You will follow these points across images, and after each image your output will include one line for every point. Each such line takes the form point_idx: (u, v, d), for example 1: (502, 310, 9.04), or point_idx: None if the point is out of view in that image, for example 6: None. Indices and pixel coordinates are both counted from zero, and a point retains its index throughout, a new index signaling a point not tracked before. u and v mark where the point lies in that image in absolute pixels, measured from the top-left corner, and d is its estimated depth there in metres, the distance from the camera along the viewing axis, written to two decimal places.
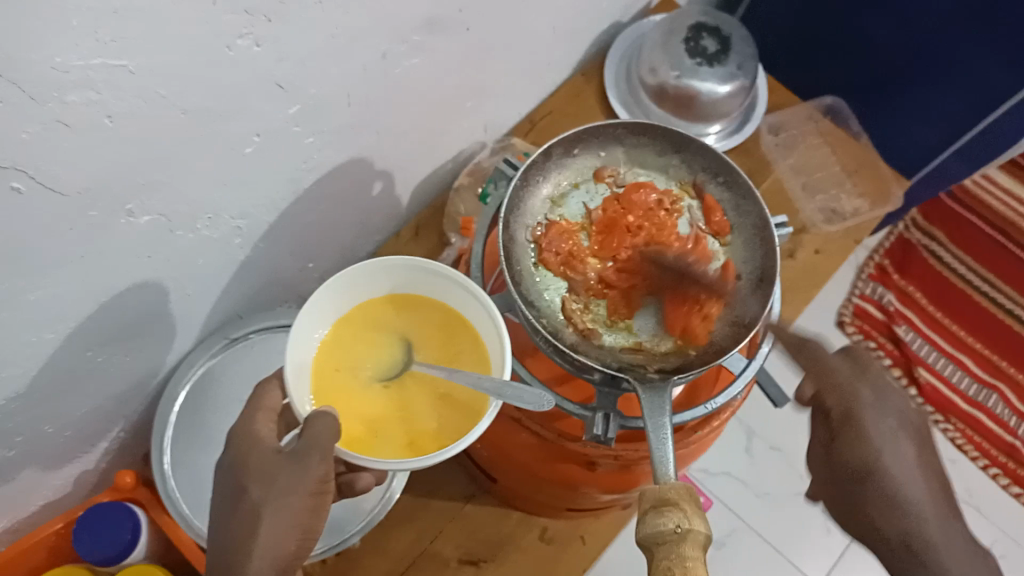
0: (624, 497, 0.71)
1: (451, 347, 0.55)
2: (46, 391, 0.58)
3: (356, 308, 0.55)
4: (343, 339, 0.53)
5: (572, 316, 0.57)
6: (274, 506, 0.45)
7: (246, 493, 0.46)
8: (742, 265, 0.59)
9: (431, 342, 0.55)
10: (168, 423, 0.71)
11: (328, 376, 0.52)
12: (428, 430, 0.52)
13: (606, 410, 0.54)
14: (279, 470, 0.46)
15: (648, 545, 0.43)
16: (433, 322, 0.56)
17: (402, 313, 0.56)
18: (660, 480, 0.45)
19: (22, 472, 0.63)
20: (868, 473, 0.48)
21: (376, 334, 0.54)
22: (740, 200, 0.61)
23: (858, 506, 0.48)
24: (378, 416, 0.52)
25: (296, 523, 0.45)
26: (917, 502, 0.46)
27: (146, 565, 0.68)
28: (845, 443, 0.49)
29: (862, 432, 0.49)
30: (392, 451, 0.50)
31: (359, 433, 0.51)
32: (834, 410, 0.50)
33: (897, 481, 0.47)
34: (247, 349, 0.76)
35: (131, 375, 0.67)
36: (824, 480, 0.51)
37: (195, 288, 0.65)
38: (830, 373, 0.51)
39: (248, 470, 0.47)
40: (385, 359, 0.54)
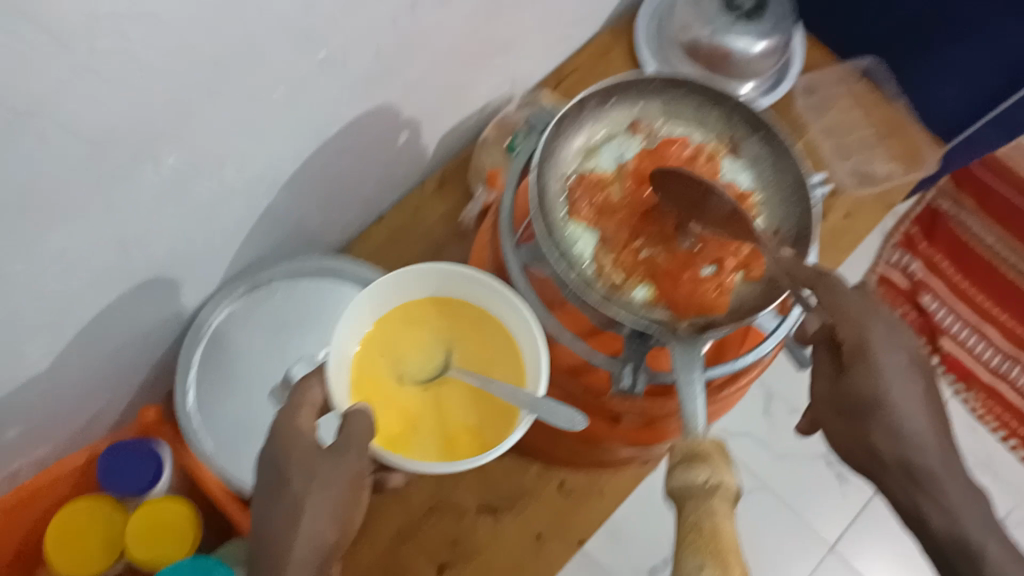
0: (646, 453, 0.72)
1: (489, 351, 0.57)
2: (72, 337, 0.58)
3: (396, 309, 0.57)
4: (386, 338, 0.56)
5: (604, 268, 0.55)
6: (314, 501, 0.45)
7: (287, 484, 0.46)
8: (778, 223, 0.56)
9: (469, 347, 0.57)
10: (193, 363, 0.70)
11: (371, 374, 0.54)
12: (463, 431, 0.55)
13: (635, 364, 0.54)
14: (317, 463, 0.46)
15: (678, 499, 0.43)
16: (473, 326, 0.57)
17: (442, 312, 0.58)
18: (690, 434, 0.46)
19: (45, 416, 0.63)
20: (877, 405, 0.47)
21: (413, 333, 0.56)
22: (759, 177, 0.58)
23: (861, 436, 0.48)
24: (414, 414, 0.55)
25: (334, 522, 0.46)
26: (921, 437, 0.47)
27: (167, 501, 0.66)
28: (857, 376, 0.48)
29: (873, 363, 0.47)
30: (429, 449, 0.53)
31: (398, 430, 0.54)
32: (846, 342, 0.48)
33: (902, 415, 0.47)
34: (268, 297, 0.74)
35: (155, 323, 0.67)
36: (833, 412, 0.50)
37: (220, 237, 0.65)
38: (847, 305, 0.48)
39: (288, 464, 0.47)
40: (423, 359, 0.56)
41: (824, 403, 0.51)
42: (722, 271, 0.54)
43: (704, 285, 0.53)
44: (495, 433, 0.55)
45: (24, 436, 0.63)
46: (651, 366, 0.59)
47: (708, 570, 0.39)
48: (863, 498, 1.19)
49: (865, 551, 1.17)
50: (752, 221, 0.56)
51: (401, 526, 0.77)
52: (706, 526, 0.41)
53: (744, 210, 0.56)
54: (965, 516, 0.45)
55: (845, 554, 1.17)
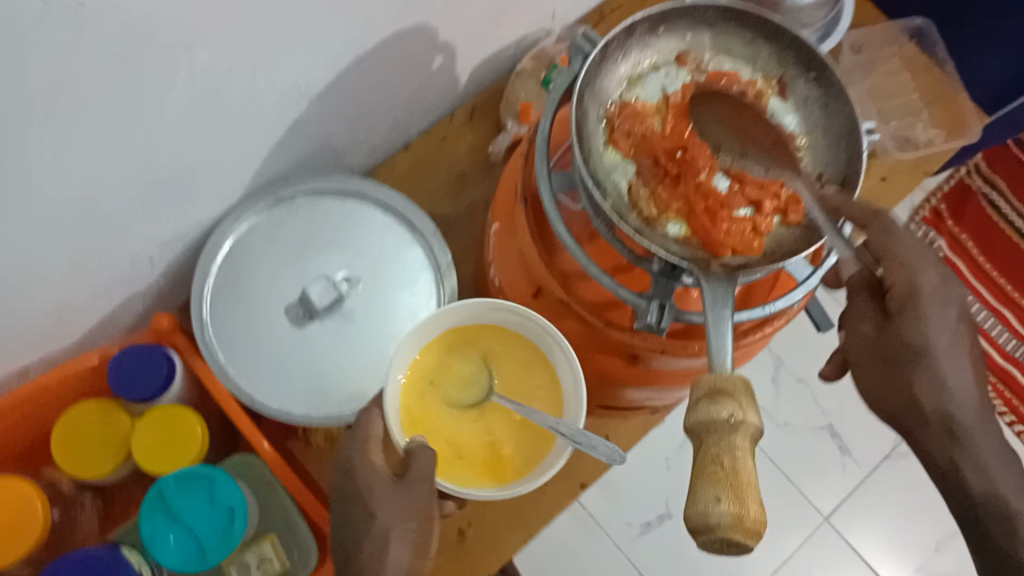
0: (663, 397, 0.69)
1: (531, 379, 0.62)
2: (93, 227, 0.57)
3: (444, 337, 0.62)
4: (433, 366, 0.61)
5: (638, 201, 0.53)
6: (398, 533, 0.51)
7: (371, 520, 0.52)
8: (823, 167, 0.55)
9: (512, 374, 0.62)
10: (210, 272, 0.68)
11: (420, 399, 0.60)
12: (508, 455, 0.60)
13: (661, 301, 0.52)
14: (397, 498, 0.52)
15: (698, 432, 0.43)
16: (516, 355, 0.62)
17: (488, 341, 0.63)
18: (716, 370, 0.44)
19: (61, 307, 0.63)
20: (923, 355, 0.49)
21: (458, 364, 0.61)
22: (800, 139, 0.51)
23: (901, 384, 0.50)
24: (463, 439, 0.60)
25: (411, 544, 0.52)
26: (958, 389, 0.49)
27: (177, 409, 0.65)
28: (906, 324, 0.50)
29: (920, 313, 0.49)
30: (474, 473, 0.59)
31: (447, 454, 0.60)
32: (896, 290, 0.50)
33: (944, 368, 0.49)
34: (292, 212, 0.71)
35: (177, 225, 0.66)
36: (872, 357, 0.52)
37: (247, 142, 0.63)
38: (902, 252, 0.49)
39: (366, 502, 0.52)
40: (468, 385, 0.61)
41: (861, 348, 0.53)
42: (758, 218, 0.53)
43: (741, 226, 0.52)
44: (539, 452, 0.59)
45: (39, 325, 0.63)
46: (678, 306, 0.59)
47: (725, 506, 0.39)
48: (864, 471, 1.18)
49: (859, 525, 1.17)
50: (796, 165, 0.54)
51: None
52: (726, 466, 0.40)
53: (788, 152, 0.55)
54: (990, 468, 0.48)
55: (839, 526, 1.16)
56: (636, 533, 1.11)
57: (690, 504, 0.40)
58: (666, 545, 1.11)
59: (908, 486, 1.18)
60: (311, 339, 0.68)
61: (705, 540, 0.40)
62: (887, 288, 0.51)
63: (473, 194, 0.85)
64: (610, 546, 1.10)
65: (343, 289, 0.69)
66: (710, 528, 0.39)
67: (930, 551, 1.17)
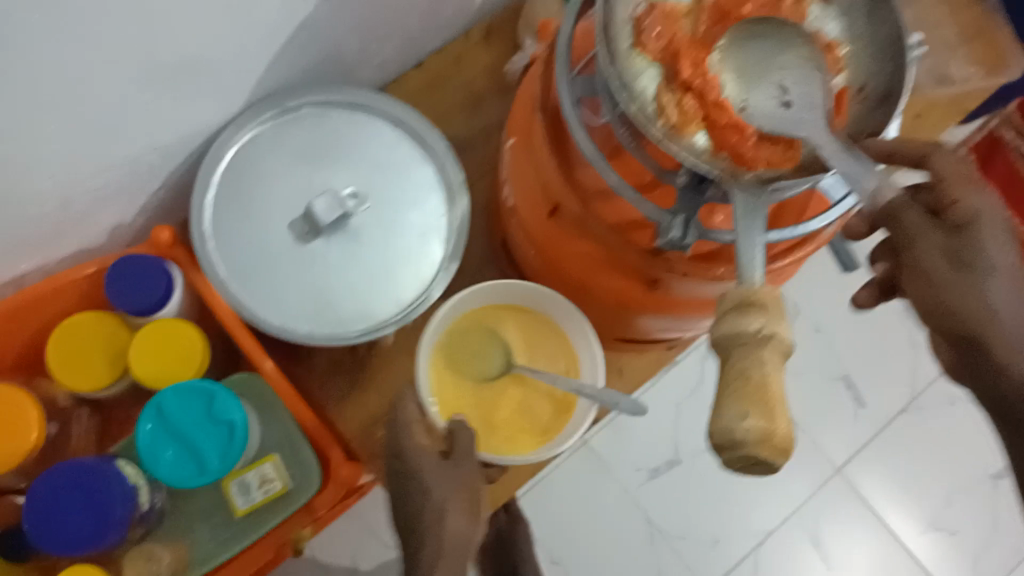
0: (682, 327, 0.66)
1: (547, 352, 0.71)
2: (86, 122, 0.54)
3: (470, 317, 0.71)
4: (460, 343, 0.70)
5: (666, 107, 0.50)
6: (453, 505, 0.55)
7: (427, 495, 0.56)
8: (866, 79, 0.51)
9: (529, 345, 0.71)
10: (211, 183, 0.65)
11: (450, 375, 0.69)
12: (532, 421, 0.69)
13: (687, 215, 0.49)
14: (446, 475, 0.57)
15: (725, 347, 0.40)
16: (532, 329, 0.71)
17: (508, 317, 0.71)
18: (745, 282, 0.41)
19: (55, 211, 0.60)
20: (990, 272, 0.42)
21: (479, 341, 0.70)
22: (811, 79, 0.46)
23: (968, 309, 0.43)
24: (491, 407, 0.69)
25: (467, 508, 0.56)
26: (1014, 308, 0.43)
27: (176, 322, 0.63)
28: (972, 243, 0.42)
29: (984, 231, 0.42)
30: (508, 440, 0.68)
31: (479, 421, 0.69)
32: (955, 210, 0.42)
33: (1013, 284, 0.43)
34: (298, 124, 0.68)
35: (177, 131, 0.63)
36: (927, 284, 0.44)
37: (251, 42, 0.59)
38: (955, 169, 0.42)
39: (420, 478, 0.57)
40: (492, 358, 0.70)
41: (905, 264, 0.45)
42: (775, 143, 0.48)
43: (761, 147, 0.48)
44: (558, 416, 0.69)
45: (33, 230, 0.60)
46: (705, 220, 0.55)
47: (752, 420, 0.37)
48: (878, 426, 1.15)
49: (873, 478, 1.14)
50: (836, 74, 0.51)
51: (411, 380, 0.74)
52: (755, 380, 0.37)
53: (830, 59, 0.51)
54: None
55: (855, 481, 1.13)
56: (644, 478, 1.08)
57: (714, 421, 0.38)
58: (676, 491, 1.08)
59: (921, 440, 1.16)
60: (315, 254, 0.66)
61: (730, 458, 0.38)
62: (939, 206, 0.42)
63: (487, 115, 0.81)
64: (618, 491, 1.07)
65: (349, 205, 0.66)
66: (735, 444, 0.37)
67: (941, 505, 1.15)
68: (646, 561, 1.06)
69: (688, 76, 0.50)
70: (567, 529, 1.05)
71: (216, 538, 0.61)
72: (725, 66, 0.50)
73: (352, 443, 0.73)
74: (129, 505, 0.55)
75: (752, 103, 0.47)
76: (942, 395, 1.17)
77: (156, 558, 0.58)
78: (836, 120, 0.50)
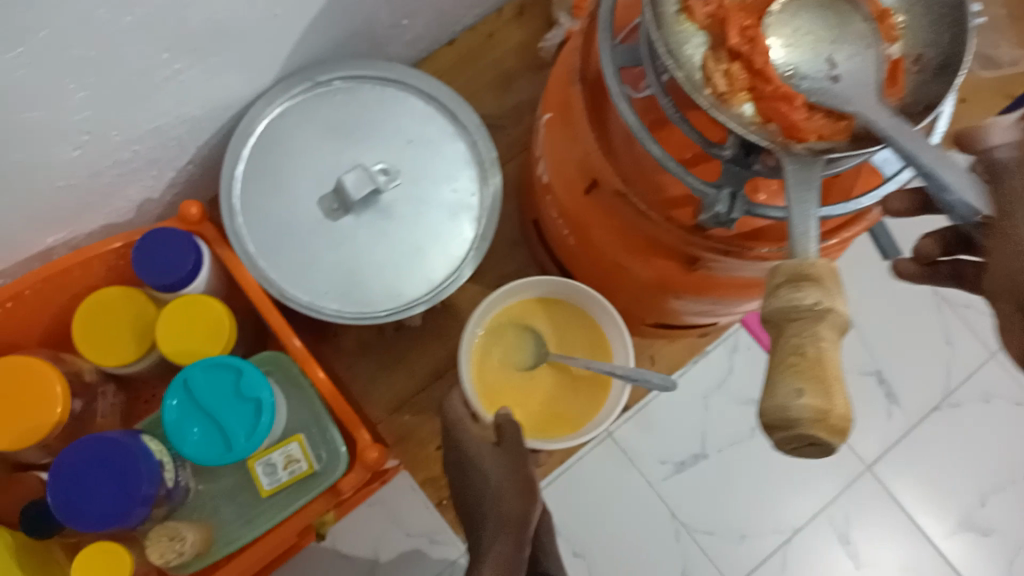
0: (718, 312, 0.64)
1: (581, 340, 0.71)
2: (116, 91, 0.53)
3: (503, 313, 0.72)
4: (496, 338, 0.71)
5: (712, 76, 0.48)
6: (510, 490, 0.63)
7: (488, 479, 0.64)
8: (923, 48, 0.48)
9: (563, 335, 0.72)
10: (240, 158, 0.64)
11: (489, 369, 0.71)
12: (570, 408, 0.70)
13: (733, 190, 0.48)
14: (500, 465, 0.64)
15: (777, 322, 0.38)
16: (564, 319, 0.72)
17: (541, 310, 0.72)
18: (798, 256, 0.39)
19: (85, 183, 0.59)
20: None
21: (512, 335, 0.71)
22: (858, 56, 0.48)
23: None
24: (530, 397, 0.71)
25: (521, 486, 0.63)
26: None
27: (203, 299, 0.61)
28: None
29: None
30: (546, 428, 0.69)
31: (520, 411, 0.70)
32: None
33: None
34: (328, 98, 0.67)
35: (207, 103, 0.61)
36: None
37: (283, 11, 0.58)
38: None
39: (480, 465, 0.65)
40: (526, 351, 0.71)
41: (986, 233, 0.41)
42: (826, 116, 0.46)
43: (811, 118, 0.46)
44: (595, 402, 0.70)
45: (61, 203, 0.60)
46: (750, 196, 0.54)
47: (807, 397, 0.35)
48: (906, 423, 0.95)
49: (905, 479, 0.94)
50: (891, 43, 0.49)
51: (439, 364, 0.73)
52: (810, 356, 0.36)
53: (884, 28, 0.49)
54: None
55: (885, 478, 0.93)
56: (669, 471, 0.90)
57: (767, 398, 0.36)
58: (700, 496, 0.90)
59: (950, 440, 0.95)
60: (345, 231, 0.64)
61: (782, 437, 0.36)
62: None
63: (520, 94, 0.79)
64: (641, 486, 0.89)
65: (380, 181, 0.64)
66: (789, 423, 0.35)
67: (976, 505, 0.94)
68: (666, 555, 0.88)
69: (735, 44, 0.48)
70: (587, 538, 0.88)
71: (239, 518, 0.60)
72: (776, 30, 0.49)
73: (379, 427, 0.72)
74: (155, 483, 0.54)
75: (801, 71, 0.48)
76: (978, 389, 0.96)
77: (183, 543, 0.55)
78: (889, 93, 0.48)
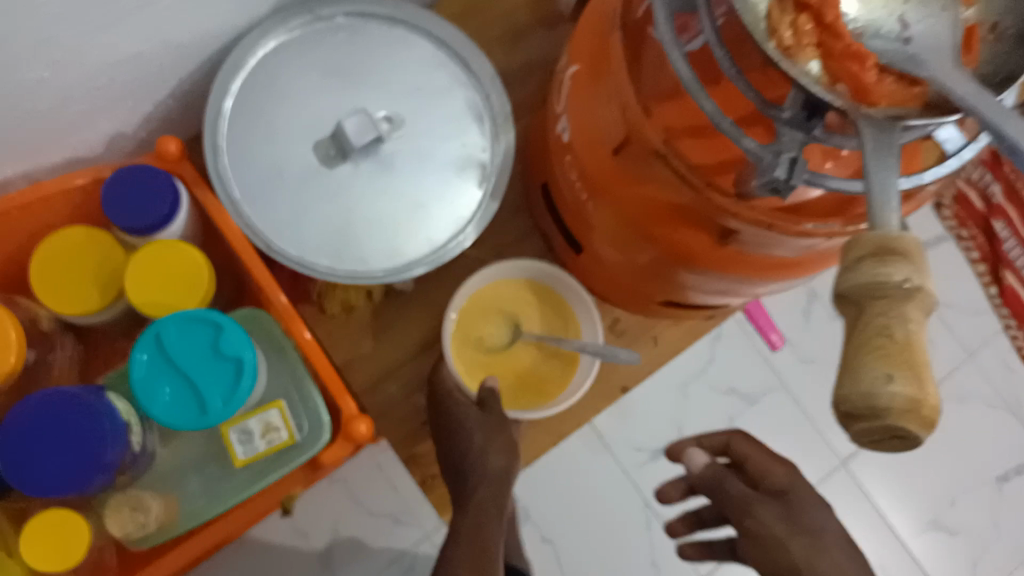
0: (736, 293, 0.59)
1: (547, 317, 0.68)
2: (93, 4, 0.46)
3: (479, 293, 0.66)
4: (471, 318, 0.66)
5: (777, 28, 0.44)
6: (496, 446, 0.61)
7: (471, 437, 0.61)
8: (999, 16, 0.45)
9: (535, 312, 0.67)
10: (229, 92, 0.57)
11: (467, 347, 0.66)
12: (551, 379, 0.66)
13: (792, 155, 0.43)
14: (478, 427, 0.61)
15: (857, 299, 0.33)
16: (536, 299, 0.68)
17: (515, 292, 0.68)
18: (879, 228, 0.35)
19: (49, 107, 0.52)
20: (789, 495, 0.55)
21: (487, 317, 0.66)
22: (936, 16, 0.43)
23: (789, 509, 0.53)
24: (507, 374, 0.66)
25: (505, 446, 0.61)
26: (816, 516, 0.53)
27: (178, 245, 0.54)
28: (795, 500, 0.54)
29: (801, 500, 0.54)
30: (528, 398, 0.66)
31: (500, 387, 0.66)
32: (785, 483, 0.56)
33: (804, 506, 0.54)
34: (330, 34, 0.60)
35: (195, 27, 0.55)
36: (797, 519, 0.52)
37: None
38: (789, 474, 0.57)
39: (464, 427, 0.61)
40: (500, 329, 0.66)
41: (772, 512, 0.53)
42: (899, 78, 0.43)
43: (881, 82, 0.42)
44: (568, 373, 0.66)
45: (21, 129, 0.52)
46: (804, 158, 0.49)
47: (898, 385, 0.30)
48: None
49: (877, 477, 0.91)
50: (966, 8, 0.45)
51: (427, 334, 0.68)
52: (899, 339, 0.31)
53: None
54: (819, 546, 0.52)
55: (859, 475, 0.90)
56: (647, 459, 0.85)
57: (849, 384, 0.32)
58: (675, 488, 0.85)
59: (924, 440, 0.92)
60: (342, 180, 0.58)
61: (861, 430, 0.32)
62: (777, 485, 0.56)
63: (528, 51, 0.74)
64: (615, 474, 0.84)
65: (383, 128, 0.58)
66: (876, 414, 0.31)
67: (946, 506, 0.92)
68: (636, 548, 0.85)
69: None
70: (558, 529, 0.83)
71: (210, 489, 0.54)
72: None
73: (361, 398, 0.66)
74: (121, 446, 0.47)
75: (872, 30, 0.45)
76: (956, 391, 0.94)
77: (146, 512, 0.50)
78: (966, 61, 0.44)
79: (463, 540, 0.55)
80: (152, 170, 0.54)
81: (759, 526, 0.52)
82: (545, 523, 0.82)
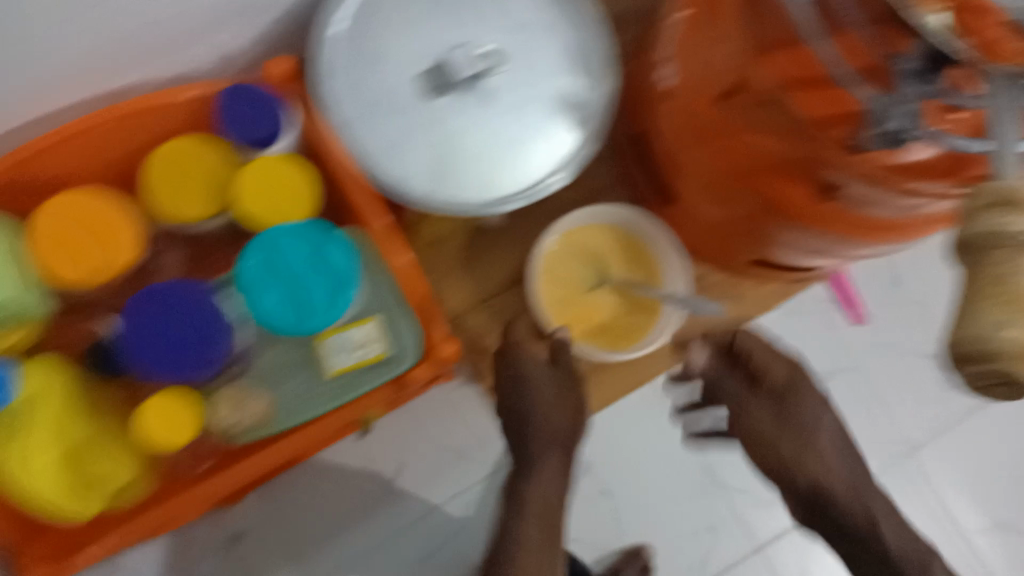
0: (831, 253, 0.58)
1: (632, 264, 0.68)
2: None
3: (568, 234, 0.67)
4: (560, 257, 0.66)
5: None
6: (557, 403, 0.63)
7: (530, 376, 0.63)
8: None
9: (621, 258, 0.68)
10: (340, 16, 0.57)
11: (554, 286, 0.66)
12: (631, 324, 0.67)
13: (912, 107, 0.42)
14: (540, 377, 0.63)
15: (977, 247, 0.32)
16: (623, 245, 0.68)
17: (603, 237, 0.68)
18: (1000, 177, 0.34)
19: (170, 21, 0.53)
20: (789, 397, 0.63)
21: (574, 259, 0.67)
22: None
23: (794, 443, 0.62)
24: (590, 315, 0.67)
25: (573, 405, 0.64)
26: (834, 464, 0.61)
27: (274, 161, 0.55)
28: (798, 407, 0.63)
29: (801, 401, 0.63)
30: (607, 341, 0.66)
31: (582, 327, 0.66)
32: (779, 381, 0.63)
33: (806, 431, 0.62)
34: None
35: None
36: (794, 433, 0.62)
37: None
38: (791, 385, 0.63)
39: (528, 380, 0.63)
40: (586, 271, 0.67)
41: (762, 416, 0.63)
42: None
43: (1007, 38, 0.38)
44: (648, 320, 0.67)
45: (142, 40, 0.54)
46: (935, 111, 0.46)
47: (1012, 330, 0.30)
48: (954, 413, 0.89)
49: (948, 468, 0.88)
50: None
51: (510, 275, 0.68)
52: (1016, 283, 0.30)
53: None
54: (832, 476, 0.60)
55: (929, 464, 0.88)
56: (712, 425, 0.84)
57: (965, 327, 0.31)
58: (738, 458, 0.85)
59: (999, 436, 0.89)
60: (442, 112, 0.58)
61: (973, 372, 0.31)
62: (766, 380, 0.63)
63: None
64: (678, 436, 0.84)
65: (486, 62, 0.57)
66: (990, 356, 0.30)
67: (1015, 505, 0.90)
68: (695, 510, 0.84)
69: None
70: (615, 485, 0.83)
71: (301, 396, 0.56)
72: None
73: None
74: (227, 343, 0.50)
75: None
76: None
77: (244, 410, 0.54)
78: None
79: (531, 519, 0.61)
80: (255, 87, 0.55)
81: (755, 422, 0.63)
82: (605, 476, 0.83)
